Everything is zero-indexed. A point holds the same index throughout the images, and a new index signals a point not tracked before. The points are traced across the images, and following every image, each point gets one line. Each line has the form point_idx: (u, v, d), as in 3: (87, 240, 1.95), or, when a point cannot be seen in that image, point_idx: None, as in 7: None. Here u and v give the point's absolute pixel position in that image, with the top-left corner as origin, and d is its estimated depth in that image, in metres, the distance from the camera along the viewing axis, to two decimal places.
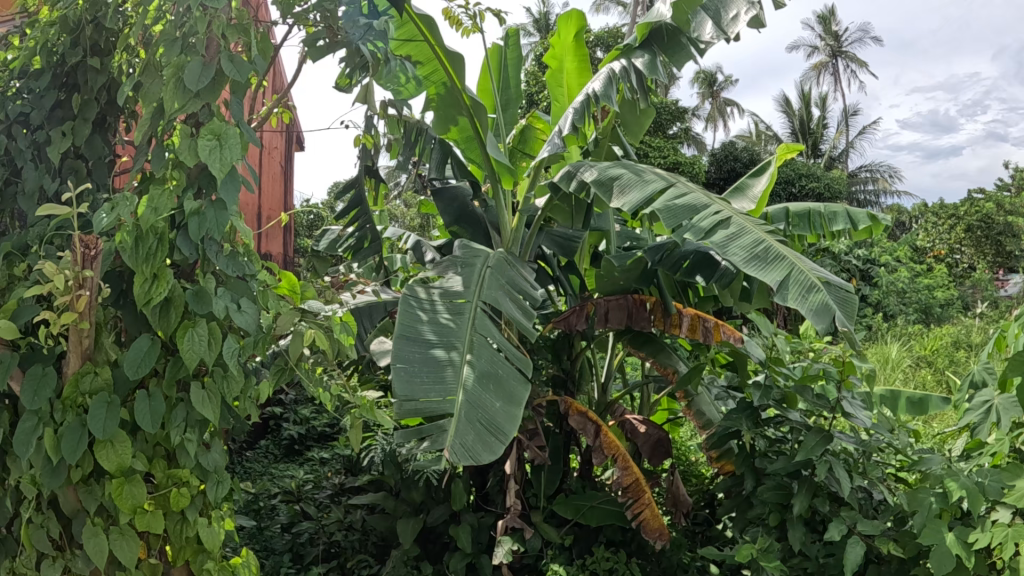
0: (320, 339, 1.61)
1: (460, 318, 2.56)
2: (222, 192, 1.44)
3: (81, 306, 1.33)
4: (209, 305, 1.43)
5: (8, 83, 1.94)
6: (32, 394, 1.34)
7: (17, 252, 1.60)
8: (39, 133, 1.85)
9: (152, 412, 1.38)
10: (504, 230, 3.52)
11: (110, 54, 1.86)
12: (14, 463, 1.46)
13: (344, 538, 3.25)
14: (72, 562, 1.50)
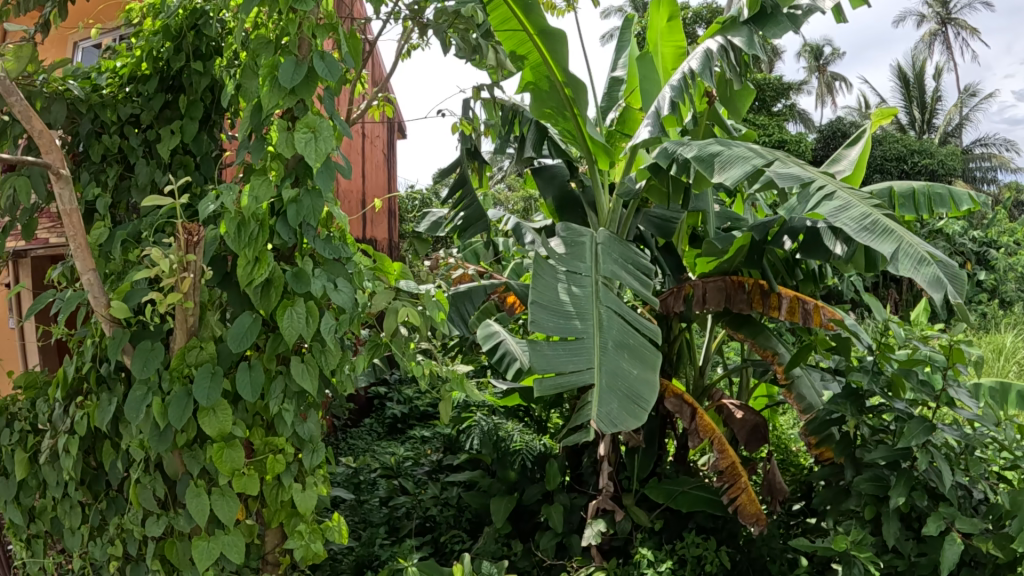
0: (413, 316, 1.62)
1: (581, 289, 2.47)
2: (318, 180, 1.48)
3: (185, 288, 1.40)
4: (308, 284, 1.45)
5: (121, 88, 2.12)
6: (143, 364, 1.47)
7: (132, 240, 1.76)
8: (149, 132, 2.03)
9: (252, 383, 1.43)
10: (600, 209, 3.36)
11: (211, 58, 2.01)
12: (126, 429, 1.64)
13: (439, 514, 3.30)
14: (175, 520, 1.69)
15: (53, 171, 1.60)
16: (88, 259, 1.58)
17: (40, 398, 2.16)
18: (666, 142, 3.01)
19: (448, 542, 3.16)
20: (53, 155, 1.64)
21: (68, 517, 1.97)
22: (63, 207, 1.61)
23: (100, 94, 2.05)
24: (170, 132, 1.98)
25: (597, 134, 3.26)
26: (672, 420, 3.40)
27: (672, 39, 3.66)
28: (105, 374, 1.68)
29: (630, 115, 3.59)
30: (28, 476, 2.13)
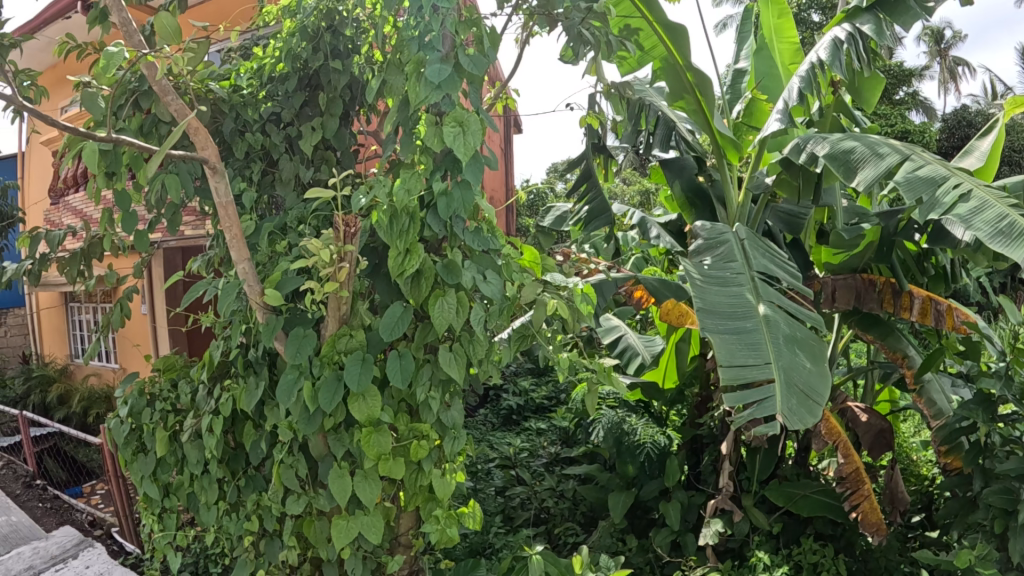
0: (561, 308, 1.66)
1: (740, 282, 2.41)
2: (466, 172, 1.55)
3: (342, 276, 1.46)
4: (458, 275, 1.53)
5: (259, 86, 2.16)
6: (295, 350, 1.52)
7: (279, 231, 1.82)
8: (290, 129, 2.11)
9: (402, 370, 1.51)
10: (729, 205, 3.26)
11: (349, 57, 2.09)
12: (272, 412, 1.71)
13: (554, 505, 3.40)
14: (316, 499, 1.77)
15: (211, 166, 1.66)
16: (243, 249, 1.65)
17: (180, 380, 2.22)
18: (797, 139, 2.99)
19: (561, 534, 3.24)
20: (208, 150, 1.68)
21: (204, 494, 2.04)
22: (220, 199, 1.67)
23: (240, 94, 2.10)
24: (313, 129, 2.07)
25: (724, 128, 3.20)
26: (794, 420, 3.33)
27: (788, 34, 3.50)
28: (252, 358, 1.74)
29: (757, 107, 3.49)
30: (167, 453, 2.15)
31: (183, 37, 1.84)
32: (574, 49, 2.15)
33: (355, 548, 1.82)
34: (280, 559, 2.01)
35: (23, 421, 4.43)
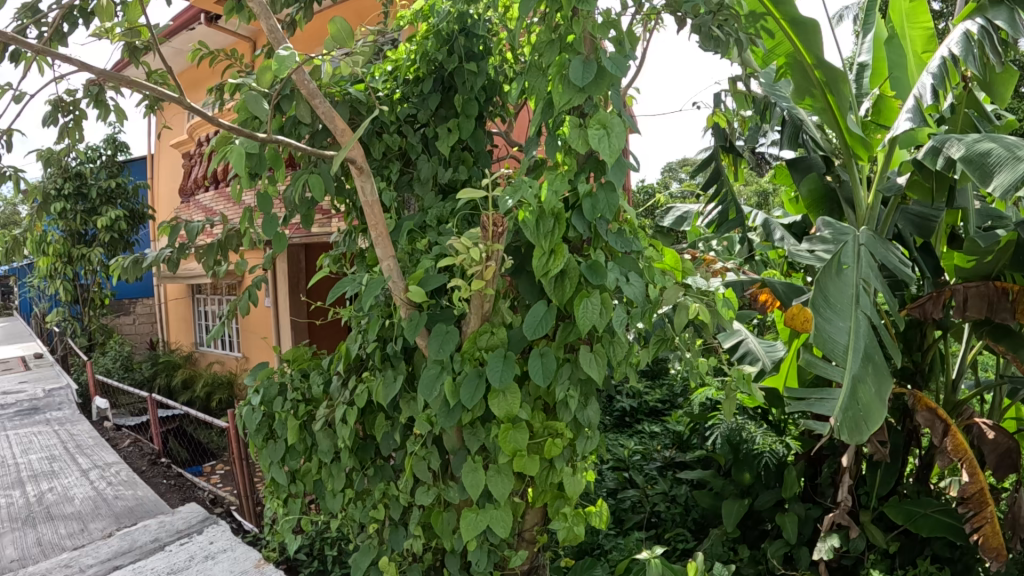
0: (703, 312, 1.83)
1: (843, 288, 2.41)
2: (611, 175, 1.71)
3: (489, 275, 1.51)
4: (603, 276, 1.60)
5: (395, 89, 2.26)
6: (439, 346, 1.58)
7: (418, 229, 1.92)
8: (427, 130, 2.21)
9: (545, 368, 1.60)
10: (858, 208, 3.21)
11: (482, 58, 2.16)
12: (410, 405, 1.77)
13: (666, 510, 3.41)
14: (444, 491, 1.85)
15: (357, 167, 1.72)
16: (389, 247, 1.73)
17: (311, 372, 2.31)
18: (933, 140, 2.87)
19: (672, 539, 3.25)
20: (353, 150, 1.73)
21: (331, 482, 2.13)
22: (366, 198, 1.75)
23: (377, 97, 2.18)
24: (448, 131, 2.18)
25: (855, 126, 3.15)
26: (918, 436, 3.17)
27: (920, 19, 3.47)
28: (390, 352, 1.80)
29: (885, 104, 3.42)
30: (299, 441, 2.23)
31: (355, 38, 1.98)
32: (704, 48, 2.17)
33: (480, 541, 1.91)
34: (404, 548, 2.10)
35: (155, 404, 4.77)
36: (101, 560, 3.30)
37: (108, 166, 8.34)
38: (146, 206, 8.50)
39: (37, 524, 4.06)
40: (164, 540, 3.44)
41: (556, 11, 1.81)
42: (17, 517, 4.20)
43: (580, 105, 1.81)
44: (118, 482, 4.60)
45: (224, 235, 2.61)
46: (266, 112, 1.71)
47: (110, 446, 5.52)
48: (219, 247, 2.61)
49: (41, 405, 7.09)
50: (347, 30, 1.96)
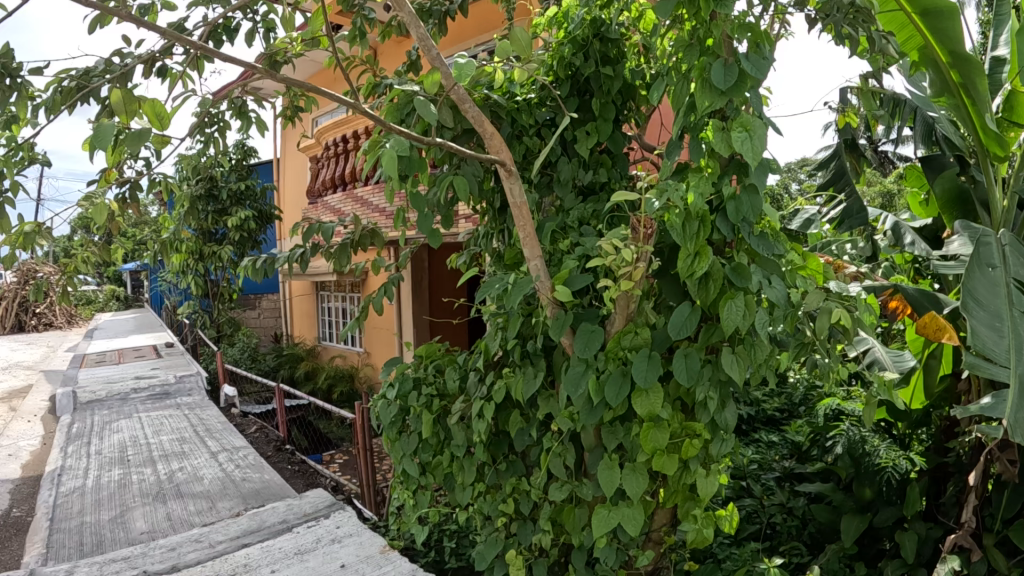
0: (846, 318, 1.84)
1: (993, 289, 2.31)
2: (754, 178, 1.75)
3: (637, 277, 1.62)
4: (747, 280, 1.74)
5: (530, 93, 2.36)
6: (586, 346, 1.75)
7: (561, 230, 2.17)
8: (565, 133, 2.32)
9: (688, 370, 1.78)
10: (992, 210, 2.99)
11: (619, 62, 2.26)
12: (550, 403, 1.95)
13: (782, 522, 3.34)
14: (578, 488, 1.97)
15: (507, 169, 1.94)
16: (535, 247, 1.93)
17: (446, 367, 2.43)
18: None
19: (786, 552, 3.20)
20: (502, 154, 1.94)
21: (463, 475, 2.25)
22: (515, 199, 1.94)
23: (516, 101, 2.30)
24: (586, 134, 2.29)
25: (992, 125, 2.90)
26: None
27: None
28: (532, 350, 1.96)
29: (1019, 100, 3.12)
30: (433, 434, 2.34)
31: (532, 45, 2.20)
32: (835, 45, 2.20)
33: (610, 539, 1.98)
34: (532, 542, 2.20)
35: (281, 392, 5.08)
36: (231, 536, 3.53)
37: (238, 170, 9.00)
38: (272, 207, 9.17)
39: (168, 500, 4.37)
40: (292, 522, 3.63)
41: (698, 15, 1.83)
42: (151, 493, 4.54)
43: (722, 108, 1.85)
44: (245, 465, 4.89)
45: (358, 235, 2.76)
46: (437, 117, 1.74)
47: (236, 431, 5.88)
48: (353, 245, 2.77)
49: (172, 390, 7.61)
50: (528, 40, 2.19)
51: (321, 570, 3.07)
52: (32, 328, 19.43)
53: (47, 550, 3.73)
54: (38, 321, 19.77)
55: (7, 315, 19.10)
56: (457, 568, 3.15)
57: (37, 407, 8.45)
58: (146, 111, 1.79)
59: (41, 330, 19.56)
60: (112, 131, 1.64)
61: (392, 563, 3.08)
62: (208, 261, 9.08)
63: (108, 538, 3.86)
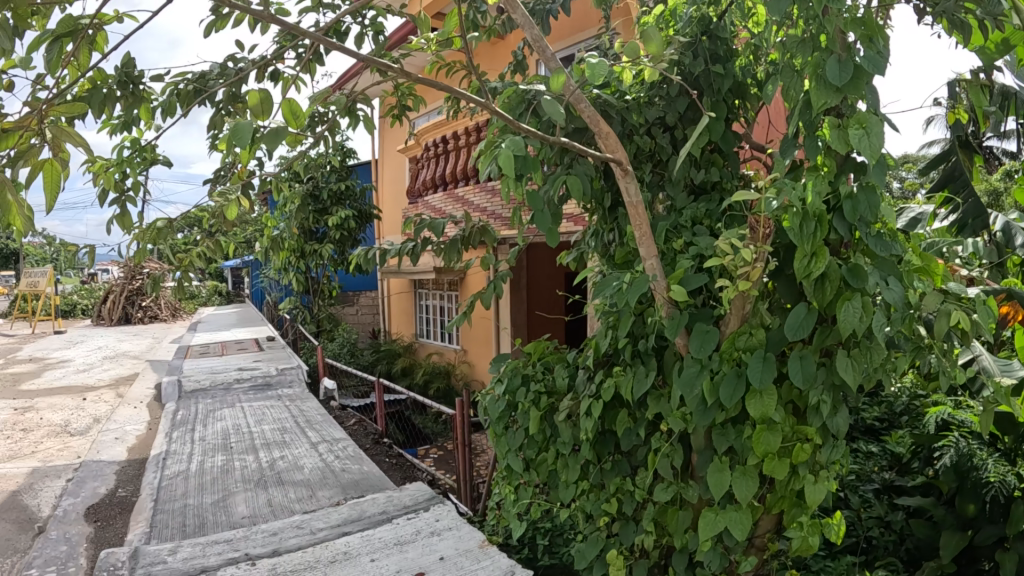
0: (966, 320, 1.79)
1: None
2: (873, 176, 1.69)
3: (756, 275, 1.74)
4: (864, 280, 1.68)
5: (639, 94, 2.41)
6: (700, 345, 1.85)
7: (675, 230, 2.29)
8: (675, 131, 2.35)
9: (803, 371, 1.75)
10: None
11: (730, 61, 2.27)
12: (659, 402, 2.08)
13: (878, 536, 3.22)
14: (684, 489, 2.05)
15: (623, 169, 2.13)
16: (651, 247, 2.13)
17: (555, 365, 2.52)
18: None
19: (882, 567, 3.08)
20: (619, 153, 2.12)
21: (566, 473, 2.31)
22: (630, 199, 2.14)
23: (626, 100, 2.35)
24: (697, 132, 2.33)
25: None
26: None
27: None
28: (643, 349, 2.10)
29: None
30: (539, 431, 2.41)
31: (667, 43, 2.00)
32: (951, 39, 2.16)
33: (713, 542, 1.98)
34: (633, 542, 2.24)
35: (381, 387, 5.24)
36: (332, 525, 3.66)
37: (339, 172, 9.44)
38: (370, 207, 9.58)
39: (270, 486, 4.57)
40: (392, 513, 3.74)
41: (810, 13, 1.81)
42: (253, 479, 4.75)
43: (838, 106, 1.80)
44: (344, 456, 5.06)
45: (468, 232, 2.89)
46: (566, 115, 1.82)
47: (335, 423, 6.10)
48: (463, 241, 2.88)
49: (274, 381, 7.97)
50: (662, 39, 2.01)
51: (420, 561, 3.16)
52: (139, 320, 20.64)
53: (152, 529, 3.96)
54: (146, 314, 21.00)
55: (116, 308, 20.34)
56: (550, 566, 3.20)
57: (145, 393, 8.99)
58: (283, 110, 1.85)
59: (146, 322, 20.71)
60: (250, 130, 1.70)
61: (491, 557, 3.14)
62: (309, 259, 9.58)
63: (210, 520, 4.06)
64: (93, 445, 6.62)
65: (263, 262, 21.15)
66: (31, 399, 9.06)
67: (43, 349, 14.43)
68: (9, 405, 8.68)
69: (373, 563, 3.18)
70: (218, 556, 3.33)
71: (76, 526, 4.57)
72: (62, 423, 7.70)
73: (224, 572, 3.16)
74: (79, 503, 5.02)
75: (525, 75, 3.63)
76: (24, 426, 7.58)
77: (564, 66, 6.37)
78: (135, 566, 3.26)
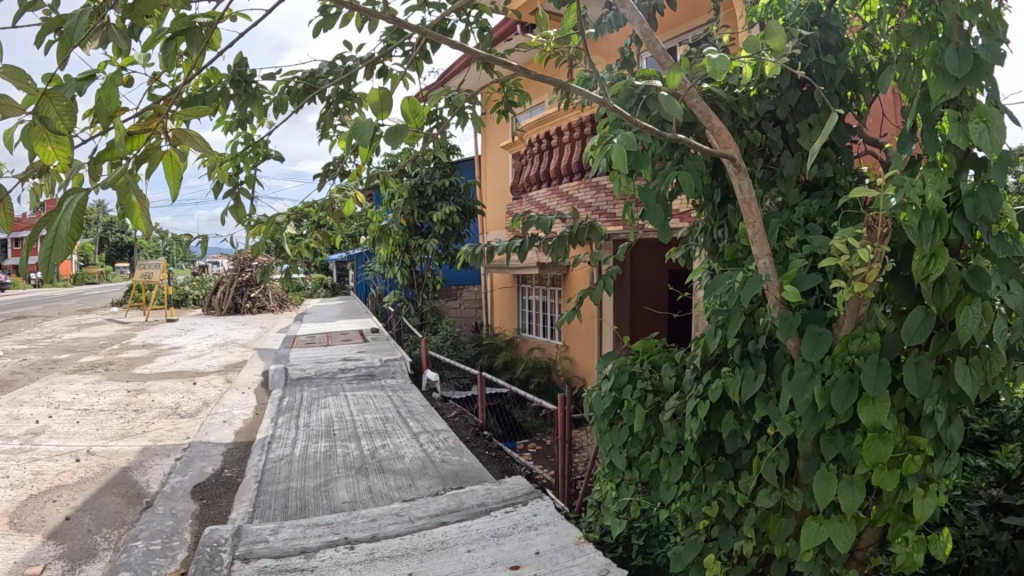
0: None
1: None
2: (994, 173, 1.60)
3: (871, 277, 1.73)
4: (987, 283, 1.59)
5: (751, 88, 2.50)
6: (812, 348, 1.90)
7: (787, 229, 2.32)
8: (787, 126, 2.45)
9: (919, 380, 1.70)
10: None
11: (841, 50, 2.34)
12: (767, 404, 2.13)
13: (982, 558, 2.99)
14: (785, 496, 2.09)
15: (736, 165, 2.18)
16: (763, 246, 2.17)
17: (661, 364, 2.61)
18: None
19: None
20: (731, 149, 2.19)
21: (669, 473, 2.37)
22: (744, 196, 2.18)
23: (736, 95, 2.44)
24: (809, 126, 2.37)
25: None
26: None
27: None
28: (753, 351, 2.16)
29: None
30: (644, 429, 2.49)
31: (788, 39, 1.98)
32: None
33: (814, 553, 1.98)
34: (732, 547, 2.28)
35: (483, 380, 5.33)
36: (431, 514, 3.74)
37: (444, 168, 9.78)
38: (473, 203, 9.87)
39: (371, 474, 4.71)
40: (490, 506, 3.79)
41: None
42: (354, 465, 4.92)
43: (955, 98, 1.73)
44: (444, 447, 5.17)
45: (577, 228, 3.04)
46: (683, 112, 1.94)
47: (437, 415, 6.23)
48: (571, 237, 3.05)
49: (377, 372, 8.20)
50: (784, 32, 2.01)
51: (516, 554, 3.19)
52: (248, 310, 21.62)
53: (256, 509, 4.15)
54: (255, 304, 21.96)
55: (225, 298, 21.41)
56: (644, 566, 3.17)
57: (251, 379, 9.48)
58: (404, 108, 1.81)
59: (254, 312, 21.67)
60: (370, 129, 1.65)
61: (584, 555, 3.13)
62: (415, 253, 10.02)
63: (312, 504, 4.22)
64: (201, 427, 6.99)
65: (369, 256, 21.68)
66: (146, 382, 9.66)
67: (160, 336, 15.33)
68: (124, 387, 9.27)
69: (469, 554, 3.23)
70: (319, 538, 3.47)
71: (183, 503, 4.84)
72: (172, 405, 8.18)
73: (322, 555, 3.30)
74: (188, 480, 5.33)
75: (631, 70, 3.75)
76: (140, 407, 8.09)
77: (671, 56, 6.44)
78: (238, 544, 3.44)
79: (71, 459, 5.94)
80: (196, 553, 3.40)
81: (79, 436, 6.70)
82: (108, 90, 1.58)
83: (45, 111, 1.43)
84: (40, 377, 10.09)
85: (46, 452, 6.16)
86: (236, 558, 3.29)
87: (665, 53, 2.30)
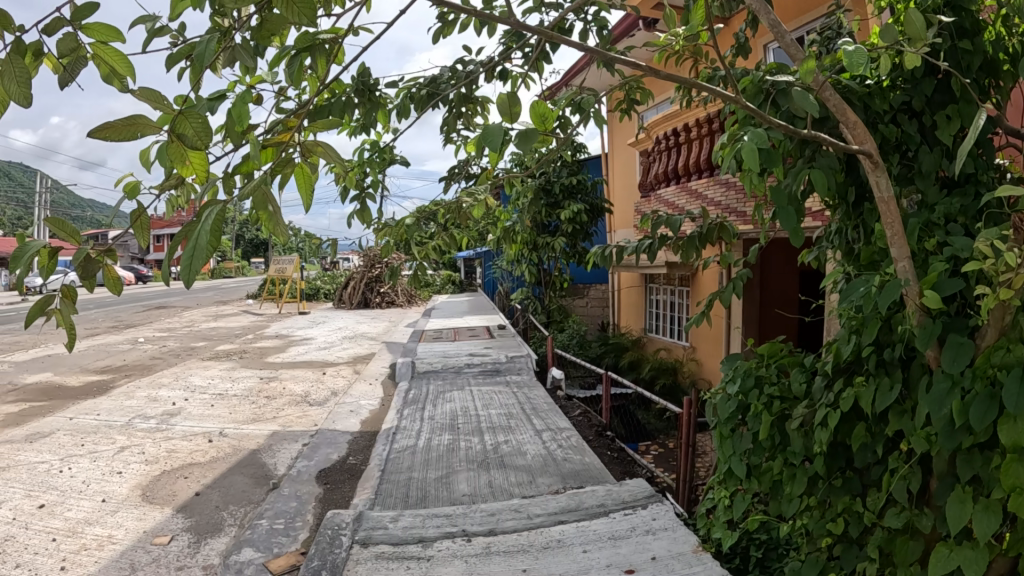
0: None
1: None
2: None
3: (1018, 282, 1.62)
4: None
5: (884, 78, 2.41)
6: (952, 361, 1.82)
7: (927, 228, 2.22)
8: (925, 118, 2.34)
9: None
10: None
11: (977, 34, 2.25)
12: (900, 419, 2.08)
13: None
14: (914, 516, 2.06)
15: (874, 162, 2.10)
16: (904, 248, 2.08)
17: (789, 369, 2.56)
18: None
19: None
20: (868, 144, 2.10)
21: (792, 486, 2.38)
22: (883, 194, 2.11)
23: (868, 86, 2.36)
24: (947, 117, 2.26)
25: None
26: None
27: None
28: (887, 359, 2.10)
29: None
30: (768, 437, 2.48)
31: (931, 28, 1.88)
32: None
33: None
34: (853, 568, 2.26)
35: (607, 380, 5.32)
36: (550, 512, 3.77)
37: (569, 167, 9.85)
38: (600, 202, 9.87)
39: (493, 468, 4.81)
40: (610, 507, 3.79)
41: None
42: (476, 459, 5.04)
43: None
44: (567, 446, 5.20)
45: (706, 228, 3.04)
46: (818, 107, 1.89)
47: (559, 412, 6.29)
48: (701, 238, 3.05)
49: (504, 368, 8.36)
50: (925, 22, 1.88)
51: (632, 558, 3.18)
52: (376, 304, 22.51)
53: (378, 496, 4.34)
54: (384, 300, 22.76)
55: (355, 293, 22.41)
56: None
57: (380, 371, 9.92)
58: (532, 112, 1.95)
59: (383, 307, 22.55)
60: (501, 133, 1.67)
61: (700, 564, 3.07)
62: (543, 250, 10.17)
63: (432, 495, 4.36)
64: (329, 416, 7.35)
65: (494, 254, 22.01)
66: (277, 371, 10.26)
67: (294, 328, 16.17)
68: (259, 375, 9.89)
69: (585, 554, 3.25)
70: (437, 529, 3.58)
71: (308, 487, 5.11)
72: (302, 393, 8.65)
73: (439, 545, 3.41)
74: (313, 466, 5.63)
75: (745, 56, 3.74)
76: (272, 394, 8.60)
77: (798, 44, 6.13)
78: (358, 528, 3.62)
79: (205, 440, 6.40)
80: (319, 534, 3.59)
81: (215, 419, 7.22)
82: (240, 109, 1.72)
83: (182, 128, 1.52)
84: (182, 362, 10.93)
85: (183, 432, 6.67)
86: (355, 542, 3.47)
87: (794, 45, 2.27)
